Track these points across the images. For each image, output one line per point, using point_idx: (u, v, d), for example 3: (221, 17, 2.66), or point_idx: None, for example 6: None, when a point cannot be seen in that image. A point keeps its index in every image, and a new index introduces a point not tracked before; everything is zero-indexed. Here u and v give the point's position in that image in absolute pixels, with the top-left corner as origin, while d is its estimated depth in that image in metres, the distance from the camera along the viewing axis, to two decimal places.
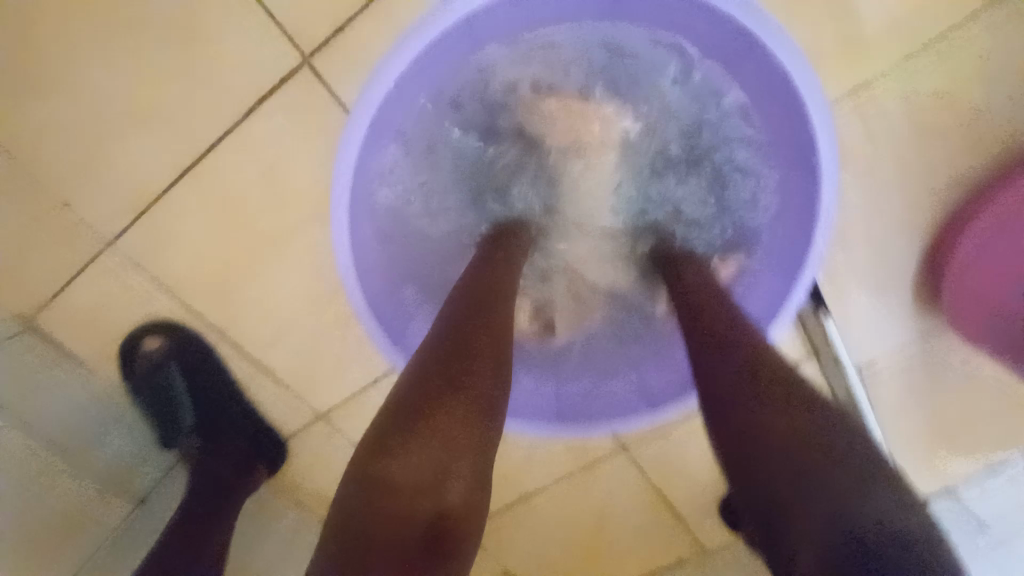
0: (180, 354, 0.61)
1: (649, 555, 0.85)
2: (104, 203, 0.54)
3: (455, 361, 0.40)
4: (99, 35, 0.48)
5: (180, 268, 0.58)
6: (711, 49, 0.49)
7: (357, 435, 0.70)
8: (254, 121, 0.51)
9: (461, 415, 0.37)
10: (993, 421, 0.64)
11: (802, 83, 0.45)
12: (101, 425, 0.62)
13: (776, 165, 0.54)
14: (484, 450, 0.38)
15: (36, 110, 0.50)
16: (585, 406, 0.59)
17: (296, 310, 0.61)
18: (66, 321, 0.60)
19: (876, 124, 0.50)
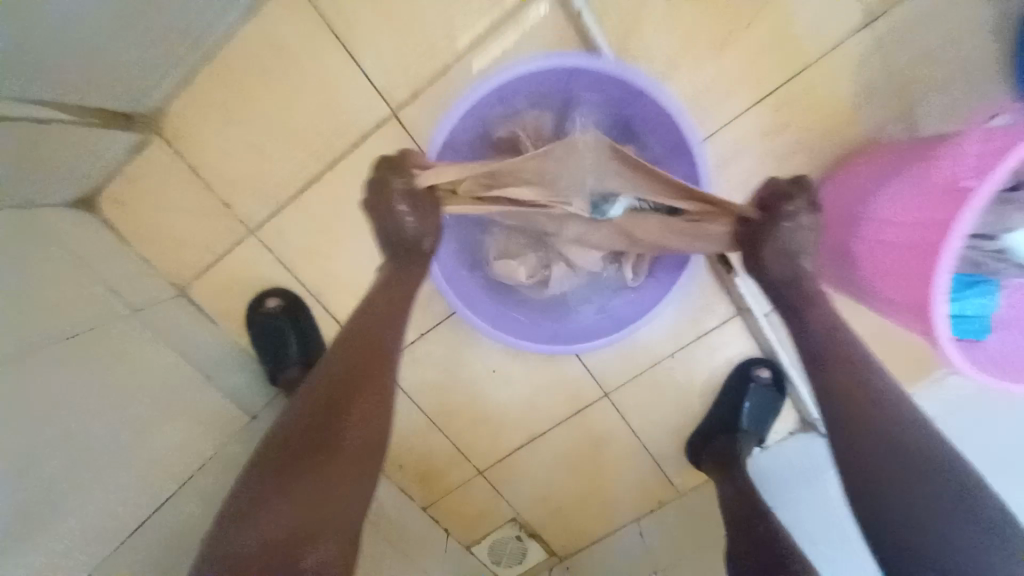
0: (291, 310, 0.86)
1: (634, 495, 1.04)
2: (252, 203, 0.82)
3: (341, 420, 0.55)
4: (263, 98, 0.77)
5: (294, 249, 0.85)
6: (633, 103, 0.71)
7: (405, 380, 0.92)
8: (355, 149, 0.79)
9: (332, 477, 0.53)
10: (881, 359, 0.85)
11: (679, 119, 0.68)
12: (227, 362, 0.87)
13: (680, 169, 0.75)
14: (349, 502, 0.54)
15: (221, 144, 0.80)
16: (577, 333, 0.81)
17: (370, 278, 0.86)
18: (212, 285, 0.87)
19: (758, 142, 0.76)
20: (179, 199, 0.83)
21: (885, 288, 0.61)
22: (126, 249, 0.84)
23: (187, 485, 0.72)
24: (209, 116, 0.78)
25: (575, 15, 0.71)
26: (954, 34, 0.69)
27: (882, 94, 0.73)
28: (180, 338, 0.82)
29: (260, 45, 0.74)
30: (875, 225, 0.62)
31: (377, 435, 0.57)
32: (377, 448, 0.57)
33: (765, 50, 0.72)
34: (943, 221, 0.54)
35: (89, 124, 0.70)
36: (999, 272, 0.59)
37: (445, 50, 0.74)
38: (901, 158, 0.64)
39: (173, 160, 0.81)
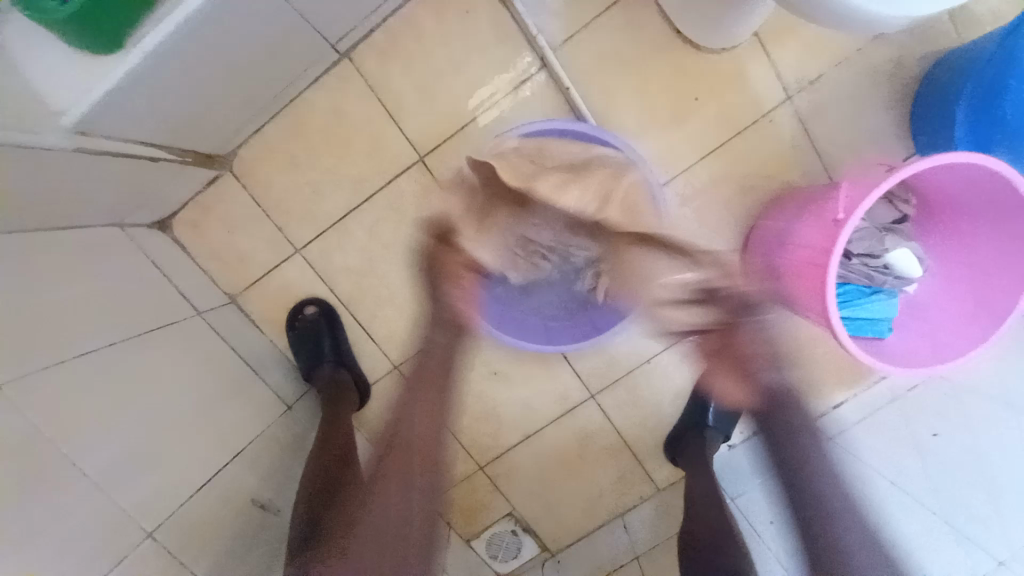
0: (326, 316, 1.02)
1: (618, 491, 1.17)
2: (300, 227, 1.00)
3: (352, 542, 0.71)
4: (318, 146, 0.97)
5: (332, 265, 1.02)
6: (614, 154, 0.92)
7: None
8: (388, 185, 0.98)
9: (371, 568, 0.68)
10: (825, 369, 0.99)
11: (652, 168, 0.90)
12: (269, 360, 1.01)
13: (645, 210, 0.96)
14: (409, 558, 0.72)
15: (279, 180, 0.99)
16: (562, 333, 0.99)
17: (393, 291, 1.03)
18: (261, 295, 1.03)
19: (709, 186, 0.96)
20: (240, 223, 1.00)
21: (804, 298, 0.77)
22: (192, 263, 1.00)
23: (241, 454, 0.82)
24: (272, 158, 0.98)
25: (565, 89, 0.93)
26: (849, 109, 0.92)
27: (802, 151, 0.94)
28: (233, 338, 0.97)
29: (321, 106, 0.95)
30: (797, 249, 0.79)
31: (395, 533, 0.73)
32: (409, 536, 0.74)
33: (709, 118, 0.94)
34: (828, 245, 0.71)
35: (186, 162, 0.89)
36: (886, 283, 0.76)
37: (464, 112, 0.96)
38: (808, 200, 0.82)
39: (239, 192, 0.99)
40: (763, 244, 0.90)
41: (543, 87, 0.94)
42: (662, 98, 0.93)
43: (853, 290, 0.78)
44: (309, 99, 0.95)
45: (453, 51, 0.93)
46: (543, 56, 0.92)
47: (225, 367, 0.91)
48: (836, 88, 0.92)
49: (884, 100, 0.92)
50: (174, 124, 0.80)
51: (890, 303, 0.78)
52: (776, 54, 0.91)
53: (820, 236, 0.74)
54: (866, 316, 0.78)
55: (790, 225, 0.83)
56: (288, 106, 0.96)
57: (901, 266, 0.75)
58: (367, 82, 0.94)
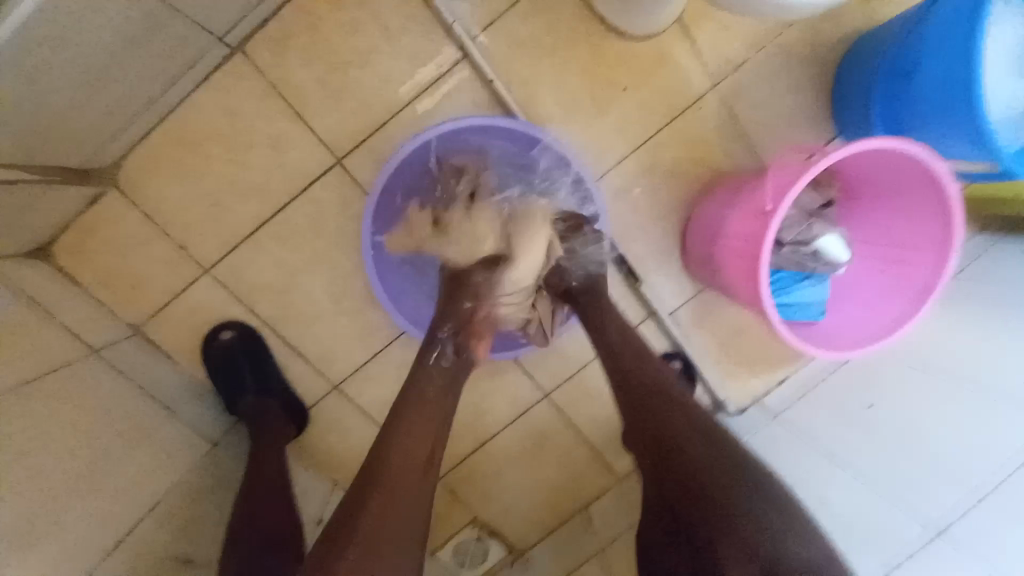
0: (249, 341, 0.93)
1: (580, 485, 1.17)
2: (207, 245, 0.90)
3: None
4: (216, 153, 0.86)
5: (249, 285, 0.92)
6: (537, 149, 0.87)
7: (361, 398, 1.01)
8: (303, 193, 0.89)
9: None
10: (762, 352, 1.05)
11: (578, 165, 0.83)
12: (186, 395, 0.92)
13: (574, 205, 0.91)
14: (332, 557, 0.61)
15: (174, 194, 0.87)
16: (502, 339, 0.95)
17: (323, 307, 0.95)
18: (169, 323, 0.92)
19: (645, 175, 0.94)
20: (134, 245, 0.89)
21: (738, 287, 0.78)
22: (81, 294, 0.88)
23: (156, 508, 0.74)
24: (163, 170, 0.86)
25: (488, 80, 0.87)
26: (773, 91, 0.92)
27: (731, 135, 0.93)
28: (141, 375, 0.87)
29: (216, 109, 0.85)
30: (730, 239, 0.79)
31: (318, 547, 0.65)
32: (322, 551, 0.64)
33: (638, 105, 0.91)
34: (759, 235, 0.71)
35: (52, 181, 0.76)
36: (815, 268, 0.77)
37: (380, 109, 0.88)
38: (740, 187, 0.82)
39: (129, 209, 0.87)
40: (700, 234, 0.89)
41: (464, 78, 0.88)
42: (590, 86, 0.89)
43: (786, 276, 0.81)
44: (200, 100, 0.84)
45: (362, 42, 0.85)
46: (461, 45, 0.86)
47: (131, 409, 0.81)
48: (759, 69, 0.91)
49: (806, 82, 0.93)
50: (28, 139, 0.68)
51: (820, 287, 0.80)
52: (700, 38, 0.90)
53: (751, 228, 0.74)
54: (797, 301, 0.80)
55: (723, 211, 0.83)
56: (175, 109, 0.84)
57: (827, 251, 0.76)
58: (266, 79, 0.84)
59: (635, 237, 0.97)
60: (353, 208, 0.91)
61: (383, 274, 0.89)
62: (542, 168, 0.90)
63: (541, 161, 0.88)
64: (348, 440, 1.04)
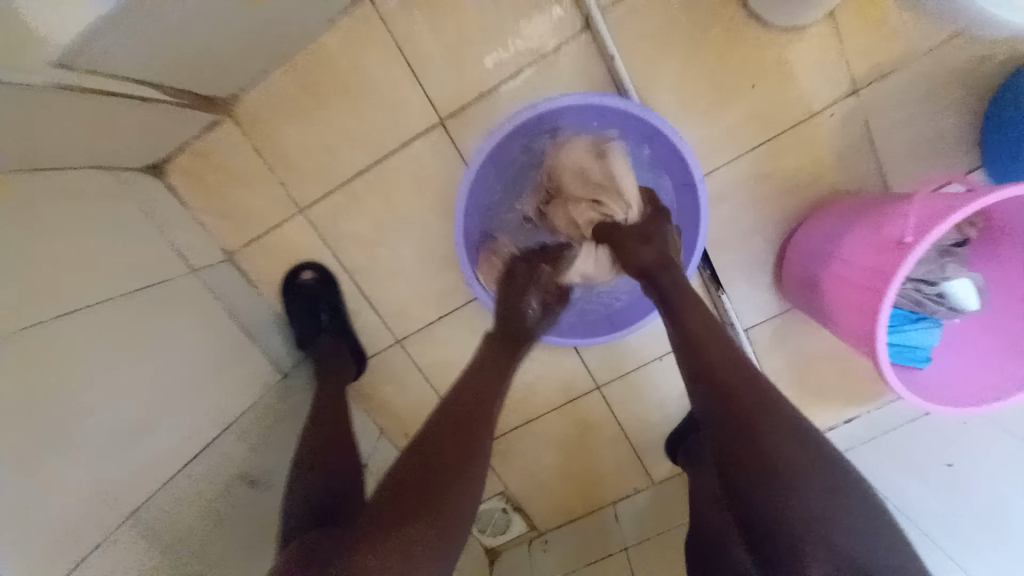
0: (325, 284, 0.96)
1: (614, 479, 1.17)
2: (303, 185, 0.93)
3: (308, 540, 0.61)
4: (326, 97, 0.88)
5: (336, 230, 0.95)
6: (647, 138, 0.83)
7: (422, 356, 1.04)
8: (401, 149, 0.90)
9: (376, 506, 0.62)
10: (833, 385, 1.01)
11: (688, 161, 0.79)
12: (265, 324, 0.97)
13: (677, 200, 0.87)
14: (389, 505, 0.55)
15: (283, 133, 0.90)
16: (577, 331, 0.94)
17: (402, 263, 0.97)
18: (259, 255, 0.97)
19: (754, 182, 0.88)
20: (239, 176, 0.93)
21: (842, 316, 0.73)
22: (188, 215, 0.94)
23: (231, 428, 0.79)
24: (276, 107, 0.89)
25: (609, 57, 0.82)
26: (918, 107, 0.83)
27: (858, 151, 0.85)
28: (228, 300, 0.92)
29: (333, 53, 0.86)
30: (840, 265, 0.74)
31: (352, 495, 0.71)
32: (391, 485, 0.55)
33: (762, 104, 0.84)
34: (887, 269, 0.65)
35: (182, 105, 0.81)
36: (936, 312, 0.72)
37: (491, 74, 0.86)
38: (865, 208, 0.75)
39: (240, 142, 0.91)
40: (803, 255, 0.83)
41: (582, 53, 0.84)
42: (714, 77, 0.84)
43: (899, 315, 0.75)
44: (320, 43, 0.85)
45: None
46: (587, 15, 0.81)
47: (219, 331, 0.86)
48: (908, 82, 0.82)
49: (961, 103, 0.82)
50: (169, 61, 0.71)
51: (933, 332, 0.74)
52: (847, 37, 0.82)
53: (876, 257, 0.68)
54: (905, 342, 0.74)
55: (838, 232, 0.77)
56: (295, 49, 0.86)
57: (957, 296, 0.70)
58: (385, 29, 0.84)
59: (727, 245, 0.92)
60: (447, 170, 0.91)
61: (469, 243, 0.88)
62: (647, 159, 0.86)
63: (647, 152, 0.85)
64: (403, 393, 1.08)
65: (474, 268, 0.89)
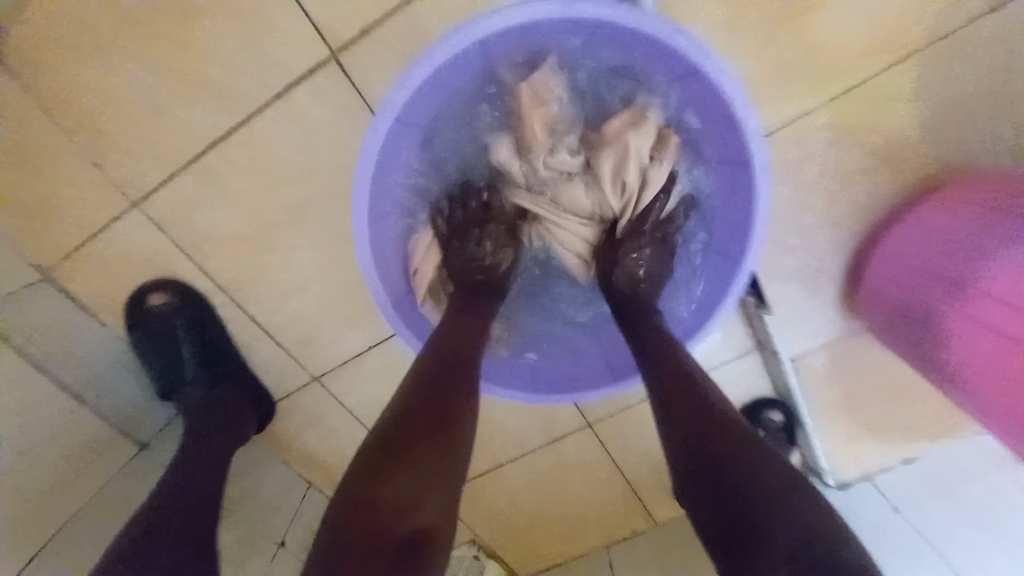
0: (186, 312, 0.66)
1: (608, 521, 0.95)
2: (134, 163, 0.60)
3: None
4: (140, 16, 0.53)
5: (196, 231, 0.63)
6: (678, 79, 0.53)
7: (350, 397, 0.76)
8: (277, 104, 0.56)
9: None
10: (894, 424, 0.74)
11: (742, 114, 0.49)
12: (113, 369, 0.67)
13: (716, 179, 0.60)
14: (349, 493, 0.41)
15: (82, 79, 0.56)
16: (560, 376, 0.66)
17: (304, 276, 0.67)
18: (90, 271, 0.65)
19: (833, 146, 0.56)
20: (28, 151, 0.59)
21: (978, 383, 0.46)
22: None
23: (34, 563, 0.51)
24: (61, 35, 0.54)
25: None
26: None
27: None
28: (45, 342, 0.61)
29: None
30: (981, 303, 0.45)
31: None
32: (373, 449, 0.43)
33: (857, 18, 0.51)
34: None
35: None
36: None
37: None
38: (1012, 206, 0.46)
39: (19, 95, 0.57)
40: (891, 268, 0.56)
41: None
42: None
43: None
44: None
45: None
46: None
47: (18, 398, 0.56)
48: None
49: None
50: None
51: None
52: None
53: None
54: None
55: (968, 243, 0.48)
56: None
57: None
58: None
59: (779, 242, 0.62)
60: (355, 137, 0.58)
61: (383, 255, 0.59)
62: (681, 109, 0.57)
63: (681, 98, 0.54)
64: (330, 440, 0.81)
65: (393, 293, 0.60)
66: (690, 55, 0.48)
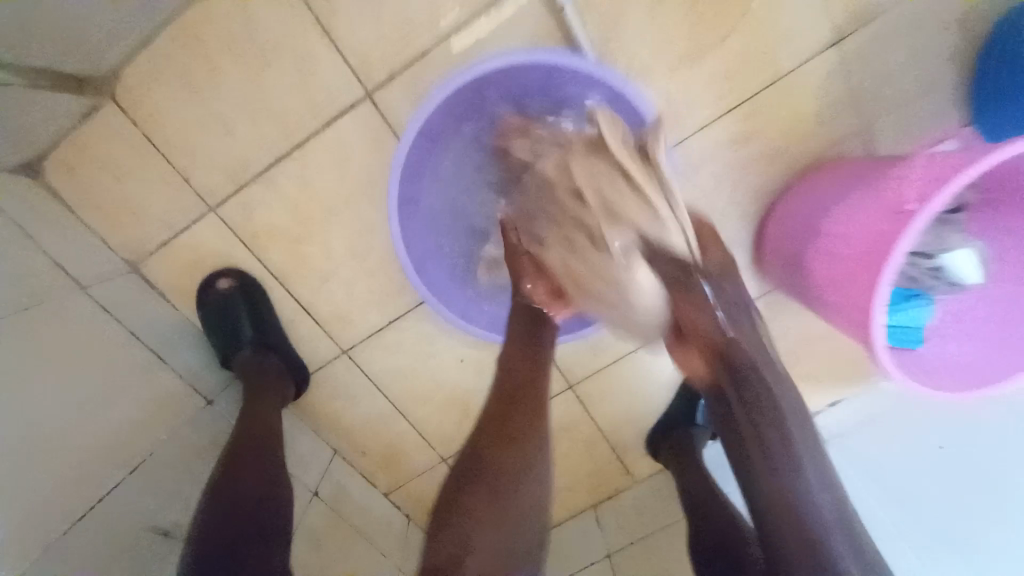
0: (245, 291, 0.83)
1: (595, 481, 1.09)
2: (211, 177, 0.79)
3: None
4: (227, 70, 0.74)
5: (256, 229, 0.82)
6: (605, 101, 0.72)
7: (372, 366, 0.92)
8: (324, 129, 0.77)
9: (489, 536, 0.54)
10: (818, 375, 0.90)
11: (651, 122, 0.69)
12: (182, 342, 0.83)
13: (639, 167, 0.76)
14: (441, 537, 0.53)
15: (177, 116, 0.76)
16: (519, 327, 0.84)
17: (338, 262, 0.84)
18: (167, 264, 0.83)
19: (733, 146, 0.78)
20: (130, 170, 0.78)
21: (830, 291, 0.66)
22: (74, 219, 0.79)
23: (134, 473, 0.66)
24: (165, 86, 0.74)
25: (559, 10, 0.71)
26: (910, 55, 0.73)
27: (844, 109, 0.76)
28: (133, 317, 0.78)
29: (228, 14, 0.71)
30: (828, 240, 0.66)
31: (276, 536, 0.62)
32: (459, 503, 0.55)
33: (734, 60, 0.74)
34: (888, 241, 0.57)
35: (37, 86, 0.67)
36: (935, 289, 0.65)
37: (423, 36, 0.73)
38: (855, 177, 0.67)
39: (128, 128, 0.76)
40: (780, 229, 0.76)
41: (528, 6, 0.72)
42: (681, 29, 0.72)
43: (894, 292, 0.67)
44: (210, 4, 0.71)
45: None
46: None
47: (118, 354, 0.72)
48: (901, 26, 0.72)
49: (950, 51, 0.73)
50: None
51: (928, 309, 0.66)
52: None
53: (880, 230, 0.59)
54: (901, 321, 0.66)
55: (827, 203, 0.68)
56: (181, 12, 0.71)
57: (954, 269, 0.64)
58: None
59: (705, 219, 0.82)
60: (382, 152, 0.78)
61: (410, 237, 0.77)
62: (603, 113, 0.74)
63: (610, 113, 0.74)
64: (354, 407, 0.96)
65: (417, 265, 0.77)
66: (613, 84, 0.69)
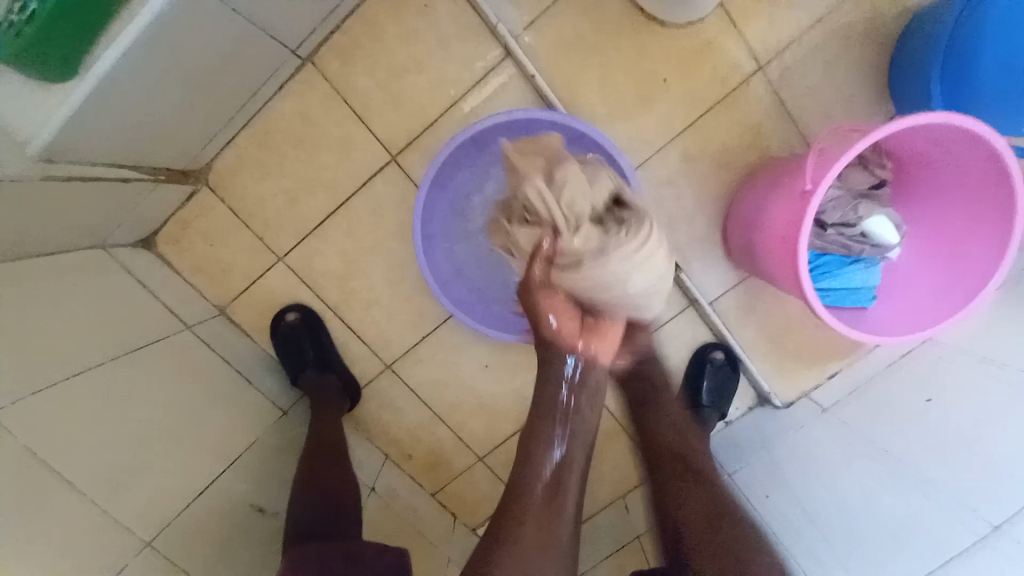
0: (307, 322, 1.03)
1: (620, 471, 1.18)
2: (278, 233, 1.01)
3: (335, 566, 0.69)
4: (289, 153, 0.98)
5: (313, 271, 1.03)
6: (574, 140, 0.91)
7: (412, 376, 1.09)
8: (361, 188, 0.98)
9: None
10: (804, 347, 1.03)
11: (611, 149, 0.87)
12: (260, 368, 1.03)
13: None
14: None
15: (253, 191, 1.00)
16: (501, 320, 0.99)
17: (378, 291, 1.04)
18: (247, 306, 1.05)
19: (688, 160, 0.94)
20: (219, 236, 1.02)
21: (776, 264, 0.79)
22: (179, 278, 1.02)
23: (234, 463, 0.84)
24: (244, 170, 0.99)
25: (531, 77, 0.91)
26: (822, 73, 0.90)
27: (777, 121, 0.92)
28: (225, 348, 0.99)
29: (289, 114, 0.96)
30: (766, 225, 0.80)
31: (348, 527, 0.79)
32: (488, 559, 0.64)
33: (677, 95, 0.92)
34: (798, 216, 0.72)
35: (159, 179, 0.90)
36: (865, 251, 0.78)
37: (432, 109, 0.95)
38: (780, 174, 0.82)
39: (218, 204, 1.00)
40: (739, 225, 0.90)
41: (509, 77, 0.93)
42: (630, 78, 0.92)
43: (832, 260, 0.81)
44: (276, 108, 0.96)
45: (415, 45, 0.92)
46: (506, 44, 0.91)
47: (217, 376, 0.93)
48: (809, 52, 0.90)
49: (857, 65, 0.90)
50: (142, 141, 0.81)
51: (870, 272, 0.80)
52: (744, 24, 0.89)
53: (791, 209, 0.74)
54: (848, 286, 0.80)
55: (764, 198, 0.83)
56: (255, 116, 0.96)
57: (877, 233, 0.77)
58: (333, 86, 0.94)
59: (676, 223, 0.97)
60: (406, 199, 0.99)
61: (433, 263, 0.96)
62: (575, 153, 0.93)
63: (580, 151, 0.92)
64: (399, 415, 1.12)
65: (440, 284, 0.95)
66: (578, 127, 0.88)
